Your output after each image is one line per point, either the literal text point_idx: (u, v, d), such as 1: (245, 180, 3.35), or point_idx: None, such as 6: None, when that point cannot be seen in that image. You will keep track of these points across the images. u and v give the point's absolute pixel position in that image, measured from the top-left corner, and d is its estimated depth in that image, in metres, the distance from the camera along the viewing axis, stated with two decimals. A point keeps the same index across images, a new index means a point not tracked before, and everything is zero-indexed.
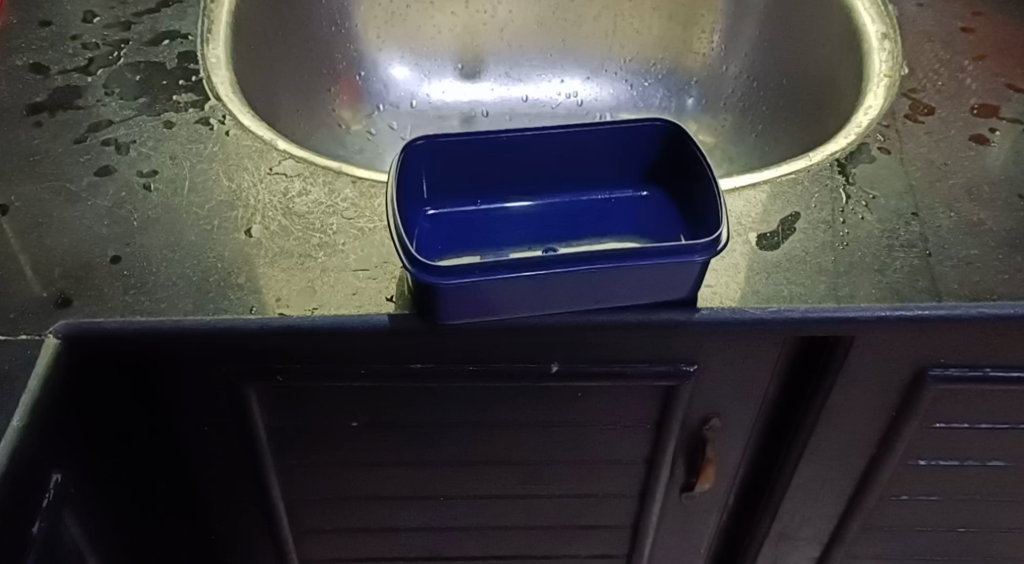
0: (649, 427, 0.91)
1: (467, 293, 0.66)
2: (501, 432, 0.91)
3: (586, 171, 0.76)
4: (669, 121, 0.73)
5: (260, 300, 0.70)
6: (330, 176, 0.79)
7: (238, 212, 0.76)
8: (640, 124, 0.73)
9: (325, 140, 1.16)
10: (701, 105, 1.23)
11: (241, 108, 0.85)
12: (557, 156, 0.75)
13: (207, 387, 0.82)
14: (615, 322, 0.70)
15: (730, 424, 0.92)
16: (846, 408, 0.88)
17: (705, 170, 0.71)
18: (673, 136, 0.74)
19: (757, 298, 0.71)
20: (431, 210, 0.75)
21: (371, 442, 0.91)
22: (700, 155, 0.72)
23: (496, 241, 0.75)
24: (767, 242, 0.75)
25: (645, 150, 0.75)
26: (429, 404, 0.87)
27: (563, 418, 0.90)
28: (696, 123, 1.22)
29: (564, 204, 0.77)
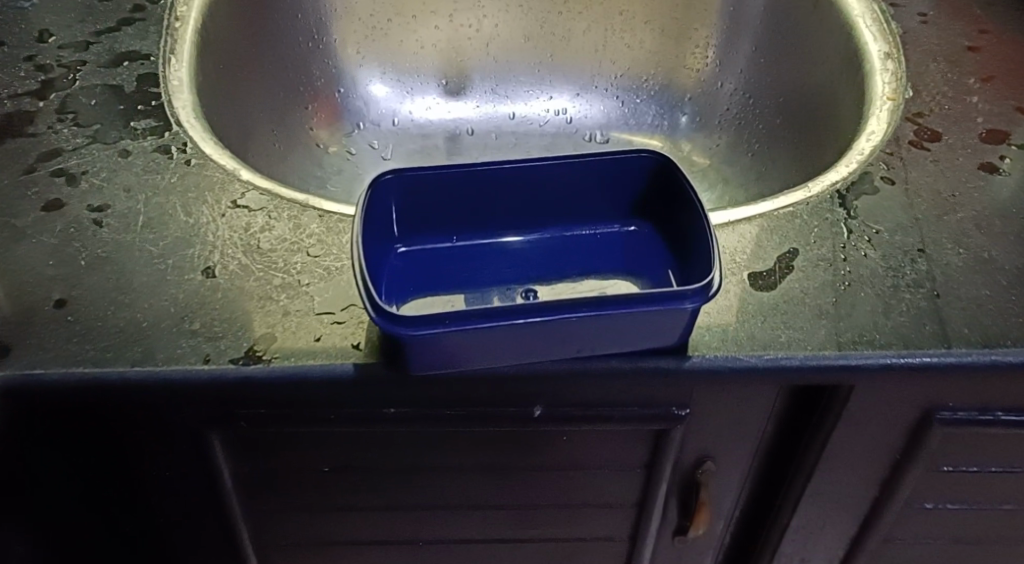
0: (639, 470, 0.86)
1: (437, 343, 0.61)
2: (482, 476, 0.86)
3: (569, 206, 0.71)
4: (657, 152, 0.68)
5: (216, 349, 0.65)
6: (295, 210, 0.74)
7: (196, 250, 0.70)
8: (627, 155, 0.68)
9: (303, 161, 1.11)
10: (696, 123, 1.18)
11: (203, 135, 0.80)
12: (537, 190, 0.70)
13: (164, 433, 0.77)
14: (598, 371, 0.65)
15: (725, 468, 0.87)
16: (847, 451, 0.83)
17: (695, 205, 0.66)
18: (664, 168, 0.68)
19: (753, 343, 0.66)
20: (402, 246, 0.70)
21: (344, 487, 0.86)
22: (690, 189, 0.67)
23: (473, 281, 0.70)
24: (764, 281, 0.70)
25: (632, 183, 0.70)
26: (404, 448, 0.82)
27: (548, 462, 0.84)
28: (690, 144, 1.17)
29: (547, 240, 0.72)
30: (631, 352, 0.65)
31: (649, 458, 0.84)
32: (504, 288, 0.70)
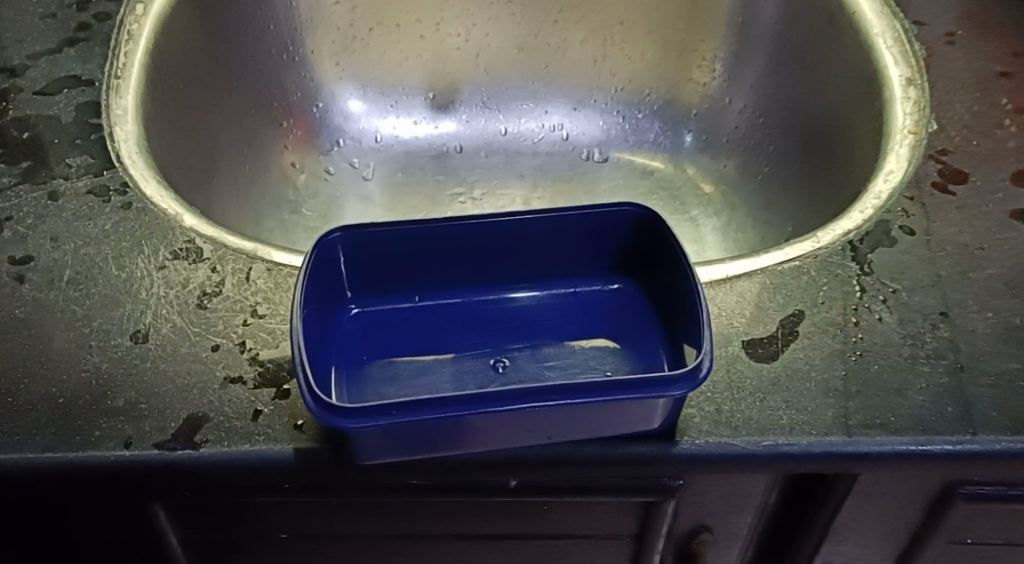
0: (628, 541, 0.77)
1: (383, 433, 0.53)
2: (454, 545, 0.77)
3: (545, 262, 0.63)
4: (642, 206, 0.60)
5: (139, 430, 0.57)
6: (241, 262, 0.66)
7: (126, 309, 0.63)
8: (608, 209, 0.60)
9: (275, 185, 1.03)
10: (702, 142, 1.08)
11: (145, 174, 0.73)
12: (508, 247, 0.62)
13: (101, 509, 0.69)
14: (572, 459, 0.57)
15: (723, 537, 0.77)
16: (862, 526, 0.75)
17: (685, 269, 0.58)
18: (649, 222, 0.60)
19: (750, 427, 0.58)
20: (356, 308, 0.62)
21: (305, 556, 0.78)
22: (679, 249, 0.59)
23: (434, 347, 0.62)
24: (764, 350, 0.61)
25: (615, 239, 0.62)
26: (367, 518, 0.73)
27: (527, 531, 0.76)
28: (694, 166, 1.09)
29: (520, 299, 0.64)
30: (608, 435, 0.57)
31: (639, 528, 0.75)
32: (468, 354, 0.61)
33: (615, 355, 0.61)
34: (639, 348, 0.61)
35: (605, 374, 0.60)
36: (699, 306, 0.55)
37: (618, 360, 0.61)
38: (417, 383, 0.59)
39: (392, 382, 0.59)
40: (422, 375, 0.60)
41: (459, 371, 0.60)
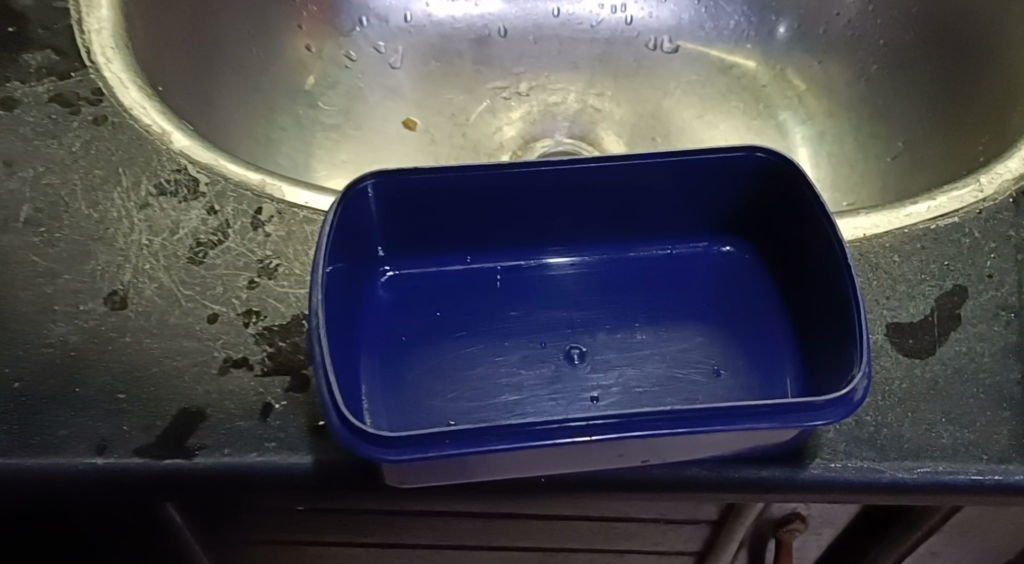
0: (704, 525, 0.64)
1: (431, 465, 0.40)
2: (497, 528, 0.64)
3: (633, 218, 0.49)
4: (766, 150, 0.46)
5: (115, 428, 0.45)
6: (245, 201, 0.52)
7: (99, 263, 0.50)
8: (721, 153, 0.46)
9: (285, 74, 0.85)
10: (797, 35, 0.88)
11: (123, 78, 0.57)
12: (586, 198, 0.48)
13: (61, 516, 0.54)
14: (669, 484, 0.44)
15: (817, 525, 0.64)
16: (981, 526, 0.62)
17: (829, 241, 0.43)
18: (777, 172, 0.46)
19: (901, 448, 0.45)
20: (390, 270, 0.49)
21: (324, 544, 0.65)
22: (818, 211, 0.44)
23: (493, 326, 0.48)
24: (916, 342, 0.48)
25: (726, 191, 0.48)
26: (401, 514, 0.60)
27: (586, 517, 0.63)
28: (782, 63, 0.89)
29: (600, 264, 0.51)
30: (718, 455, 0.44)
31: (720, 515, 0.63)
32: (536, 335, 0.48)
33: (724, 345, 0.47)
34: (756, 336, 0.47)
35: (712, 371, 0.46)
36: (851, 294, 0.41)
37: (728, 351, 0.47)
38: (472, 377, 0.46)
39: (439, 375, 0.46)
40: (477, 364, 0.47)
41: (524, 360, 0.47)
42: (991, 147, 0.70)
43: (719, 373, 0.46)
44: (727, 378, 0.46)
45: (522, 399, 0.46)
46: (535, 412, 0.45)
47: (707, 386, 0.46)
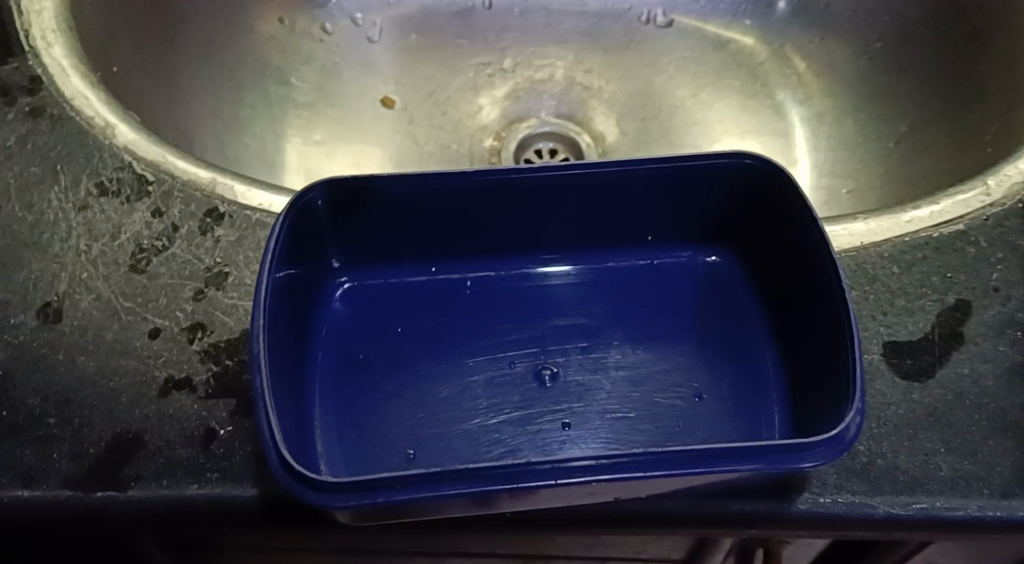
0: (683, 551, 0.59)
1: (382, 509, 0.36)
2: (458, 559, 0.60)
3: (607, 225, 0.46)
4: (749, 153, 0.42)
5: (45, 457, 0.41)
6: (193, 202, 0.48)
7: (33, 271, 0.46)
8: (702, 158, 0.42)
9: (251, 48, 0.78)
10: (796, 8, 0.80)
11: (64, 64, 0.53)
12: (555, 204, 0.44)
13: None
14: (645, 518, 0.41)
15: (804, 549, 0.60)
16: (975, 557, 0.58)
17: (820, 257, 0.40)
18: (764, 177, 0.42)
19: (895, 481, 0.41)
20: (346, 281, 0.47)
21: None
22: (809, 223, 0.41)
23: (460, 343, 0.45)
24: (914, 363, 0.44)
25: (707, 196, 0.45)
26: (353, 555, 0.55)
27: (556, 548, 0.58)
28: (783, 39, 0.82)
29: (573, 274, 0.47)
30: (698, 487, 0.40)
31: (687, 550, 0.59)
32: (506, 353, 0.44)
33: (707, 366, 0.43)
34: (744, 357, 0.43)
35: (694, 396, 0.42)
36: (845, 316, 0.38)
37: (712, 373, 0.43)
38: (433, 400, 0.43)
39: (400, 398, 0.43)
40: (440, 385, 0.43)
41: (492, 382, 0.43)
42: (1000, 139, 0.65)
43: (700, 399, 0.42)
44: (710, 403, 0.42)
45: (491, 424, 0.42)
46: (503, 441, 0.42)
47: (688, 412, 0.42)
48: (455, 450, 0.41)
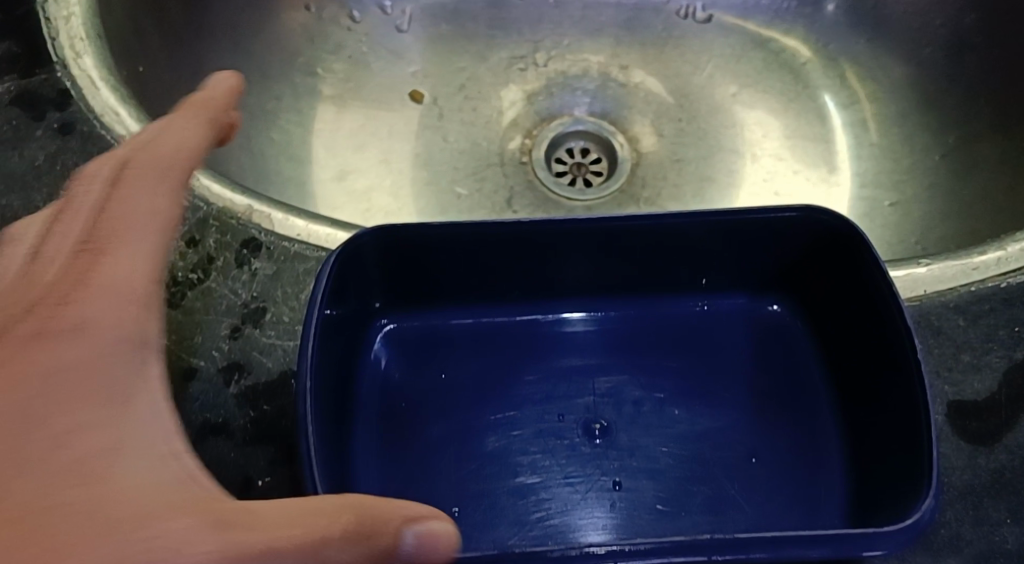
0: None
1: None
2: None
3: (656, 273, 0.44)
4: (815, 205, 0.41)
5: None
6: (230, 232, 0.46)
7: None
8: (768, 211, 0.41)
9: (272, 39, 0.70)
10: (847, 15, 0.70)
11: (93, 76, 0.50)
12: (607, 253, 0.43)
13: None
14: None
15: None
16: None
17: (891, 324, 0.39)
18: (826, 233, 0.41)
19: (959, 552, 0.40)
20: (385, 322, 0.45)
21: None
22: (880, 285, 0.39)
23: (505, 392, 0.43)
24: (980, 425, 0.42)
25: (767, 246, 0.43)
26: None
27: None
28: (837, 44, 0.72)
29: (613, 319, 0.46)
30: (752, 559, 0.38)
31: None
32: (552, 405, 0.43)
33: (761, 426, 0.42)
34: (802, 418, 0.42)
35: (747, 457, 0.41)
36: (920, 387, 0.36)
37: (768, 434, 0.42)
38: (478, 454, 0.42)
39: (443, 450, 0.42)
40: (485, 438, 0.42)
41: (538, 436, 0.42)
42: None
43: (754, 461, 0.41)
44: (764, 466, 0.41)
45: (539, 482, 0.41)
46: (552, 500, 0.40)
47: (744, 474, 0.41)
48: (501, 509, 0.40)
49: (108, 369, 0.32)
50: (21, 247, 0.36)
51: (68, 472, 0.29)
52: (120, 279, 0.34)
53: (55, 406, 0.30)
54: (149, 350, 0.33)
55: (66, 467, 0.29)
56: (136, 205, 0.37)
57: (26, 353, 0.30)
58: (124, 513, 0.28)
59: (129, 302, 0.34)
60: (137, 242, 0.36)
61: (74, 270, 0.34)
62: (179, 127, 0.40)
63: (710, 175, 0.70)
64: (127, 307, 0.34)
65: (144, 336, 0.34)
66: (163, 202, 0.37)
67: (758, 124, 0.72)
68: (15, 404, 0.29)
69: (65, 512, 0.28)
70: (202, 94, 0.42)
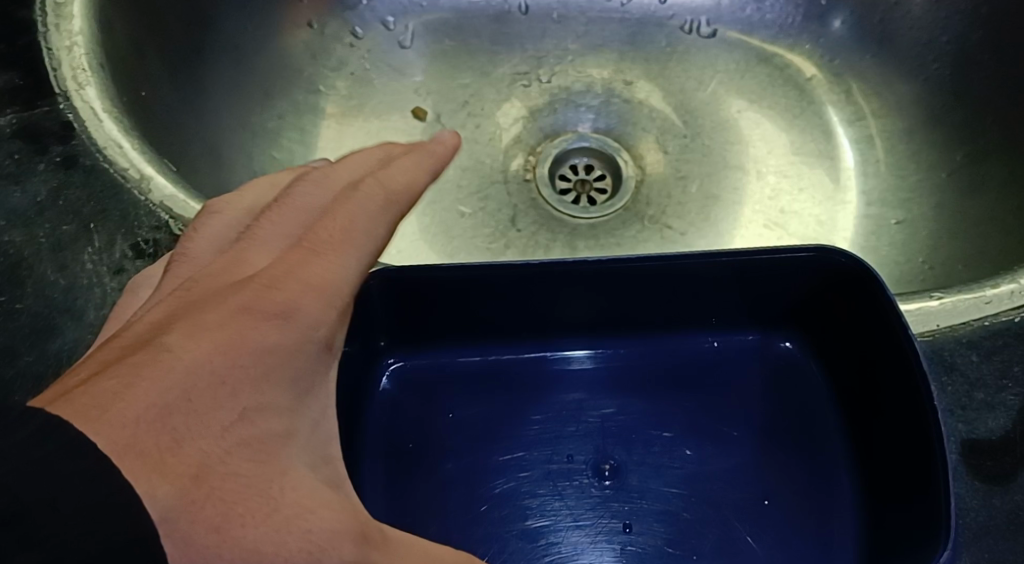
0: None
1: None
2: None
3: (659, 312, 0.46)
4: (824, 246, 0.43)
5: None
6: None
7: (66, 342, 0.44)
8: (778, 251, 0.43)
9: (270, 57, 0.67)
10: (858, 30, 0.68)
11: (96, 108, 0.49)
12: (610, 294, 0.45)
13: None
14: None
15: None
16: None
17: (899, 363, 0.40)
18: (840, 272, 0.43)
19: None
20: (393, 360, 0.47)
21: None
22: (888, 325, 0.41)
23: (514, 433, 0.45)
24: (995, 464, 0.42)
25: (774, 284, 0.45)
26: None
27: None
28: (848, 58, 0.69)
29: (613, 356, 0.47)
30: None
31: None
32: (561, 445, 0.45)
33: (771, 465, 0.44)
34: (813, 456, 0.44)
35: (758, 500, 0.43)
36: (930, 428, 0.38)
37: (779, 473, 0.43)
38: (490, 495, 0.43)
39: (455, 489, 0.43)
40: (495, 480, 0.44)
41: (547, 478, 0.44)
42: None
43: (766, 503, 0.43)
44: (778, 506, 0.43)
45: (548, 526, 0.43)
46: (562, 544, 0.42)
47: (757, 516, 0.42)
48: (516, 551, 0.42)
49: (317, 360, 0.35)
50: (234, 224, 0.40)
51: (264, 444, 0.32)
52: (318, 283, 0.35)
53: (259, 382, 0.33)
54: (334, 356, 0.36)
55: (258, 442, 0.31)
56: (350, 214, 0.37)
57: (253, 322, 0.33)
58: (288, 501, 0.31)
59: (329, 306, 0.35)
60: (348, 249, 0.37)
61: (285, 262, 0.36)
62: (411, 165, 0.40)
63: (715, 193, 0.67)
64: (327, 312, 0.35)
65: (332, 342, 0.36)
66: (384, 228, 0.38)
67: (764, 139, 0.69)
68: (221, 374, 0.31)
69: (238, 492, 0.30)
70: (435, 143, 0.41)
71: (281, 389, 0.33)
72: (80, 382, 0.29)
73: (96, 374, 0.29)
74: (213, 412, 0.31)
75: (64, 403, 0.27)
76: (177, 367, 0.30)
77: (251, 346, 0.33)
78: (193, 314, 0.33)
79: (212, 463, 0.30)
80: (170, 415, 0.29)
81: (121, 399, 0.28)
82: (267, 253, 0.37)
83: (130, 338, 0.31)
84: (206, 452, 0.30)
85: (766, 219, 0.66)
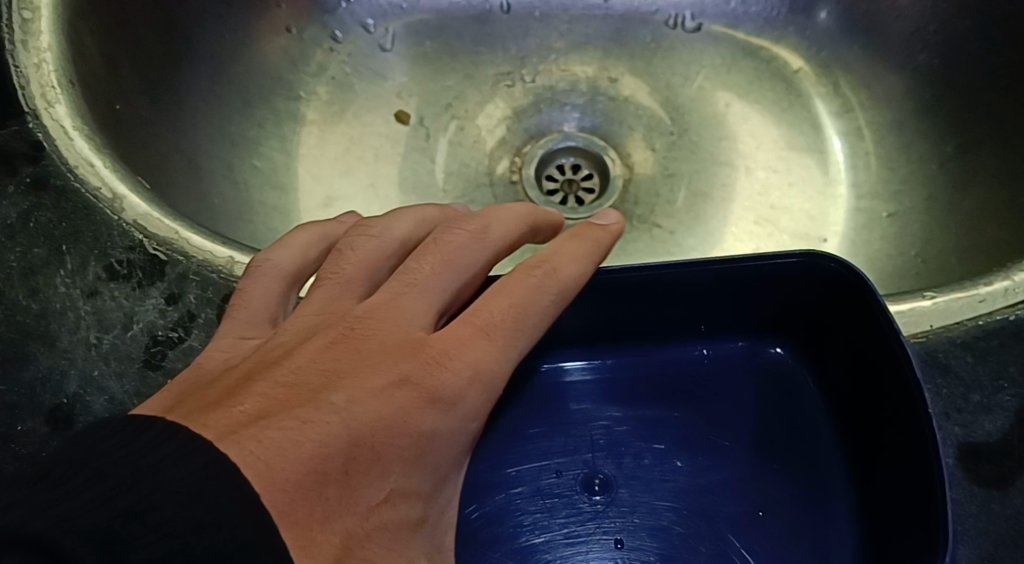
0: None
1: None
2: None
3: (648, 323, 0.46)
4: (807, 253, 0.42)
5: None
6: (211, 288, 0.45)
7: (40, 368, 0.43)
8: (758, 261, 0.42)
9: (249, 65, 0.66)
10: (847, 21, 0.67)
11: (66, 125, 0.48)
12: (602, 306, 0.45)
13: None
14: None
15: None
16: None
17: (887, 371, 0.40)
18: (823, 278, 0.43)
19: None
20: None
21: None
22: (875, 333, 0.41)
23: (507, 449, 0.45)
24: (993, 469, 0.41)
25: (759, 291, 0.45)
26: None
27: None
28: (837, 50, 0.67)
29: (608, 368, 0.47)
30: None
31: None
32: (551, 461, 0.45)
33: (764, 475, 0.44)
34: (808, 464, 0.43)
35: (751, 511, 0.43)
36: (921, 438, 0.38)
37: (774, 483, 0.43)
38: (485, 514, 0.44)
39: None
40: (489, 497, 0.44)
41: (538, 495, 0.44)
42: None
43: (760, 515, 0.43)
44: (772, 518, 0.43)
45: (543, 543, 0.43)
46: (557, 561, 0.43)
47: (751, 529, 0.42)
48: None
49: (459, 447, 0.39)
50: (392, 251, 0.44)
51: (400, 526, 0.36)
52: (472, 373, 0.39)
53: (409, 460, 0.37)
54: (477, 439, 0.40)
55: (397, 524, 0.36)
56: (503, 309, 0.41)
57: (417, 406, 0.37)
58: None
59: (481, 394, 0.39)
60: (498, 343, 0.40)
61: (444, 342, 0.39)
62: (573, 257, 0.42)
63: (704, 190, 0.66)
64: (480, 403, 0.39)
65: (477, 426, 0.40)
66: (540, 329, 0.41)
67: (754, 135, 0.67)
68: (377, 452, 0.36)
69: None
70: (594, 233, 0.44)
71: (424, 473, 0.37)
72: (251, 423, 0.34)
73: (262, 418, 0.34)
74: (365, 485, 0.35)
75: (234, 445, 0.32)
76: (338, 438, 0.35)
77: (404, 426, 0.37)
78: (356, 374, 0.37)
79: (354, 538, 0.34)
80: (326, 486, 0.34)
81: (292, 457, 0.33)
82: (425, 317, 0.41)
83: (299, 382, 0.37)
84: (353, 529, 0.34)
85: (756, 215, 0.65)
